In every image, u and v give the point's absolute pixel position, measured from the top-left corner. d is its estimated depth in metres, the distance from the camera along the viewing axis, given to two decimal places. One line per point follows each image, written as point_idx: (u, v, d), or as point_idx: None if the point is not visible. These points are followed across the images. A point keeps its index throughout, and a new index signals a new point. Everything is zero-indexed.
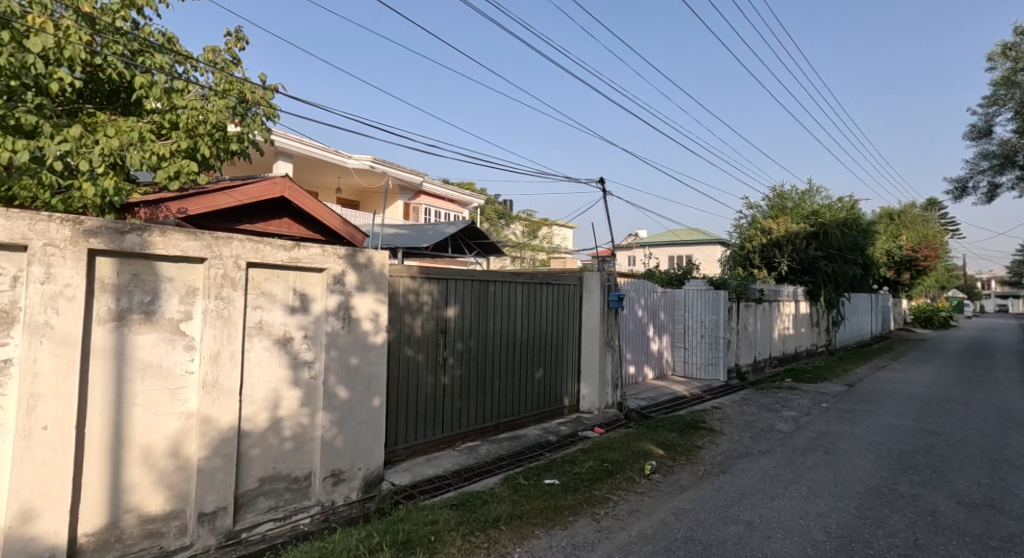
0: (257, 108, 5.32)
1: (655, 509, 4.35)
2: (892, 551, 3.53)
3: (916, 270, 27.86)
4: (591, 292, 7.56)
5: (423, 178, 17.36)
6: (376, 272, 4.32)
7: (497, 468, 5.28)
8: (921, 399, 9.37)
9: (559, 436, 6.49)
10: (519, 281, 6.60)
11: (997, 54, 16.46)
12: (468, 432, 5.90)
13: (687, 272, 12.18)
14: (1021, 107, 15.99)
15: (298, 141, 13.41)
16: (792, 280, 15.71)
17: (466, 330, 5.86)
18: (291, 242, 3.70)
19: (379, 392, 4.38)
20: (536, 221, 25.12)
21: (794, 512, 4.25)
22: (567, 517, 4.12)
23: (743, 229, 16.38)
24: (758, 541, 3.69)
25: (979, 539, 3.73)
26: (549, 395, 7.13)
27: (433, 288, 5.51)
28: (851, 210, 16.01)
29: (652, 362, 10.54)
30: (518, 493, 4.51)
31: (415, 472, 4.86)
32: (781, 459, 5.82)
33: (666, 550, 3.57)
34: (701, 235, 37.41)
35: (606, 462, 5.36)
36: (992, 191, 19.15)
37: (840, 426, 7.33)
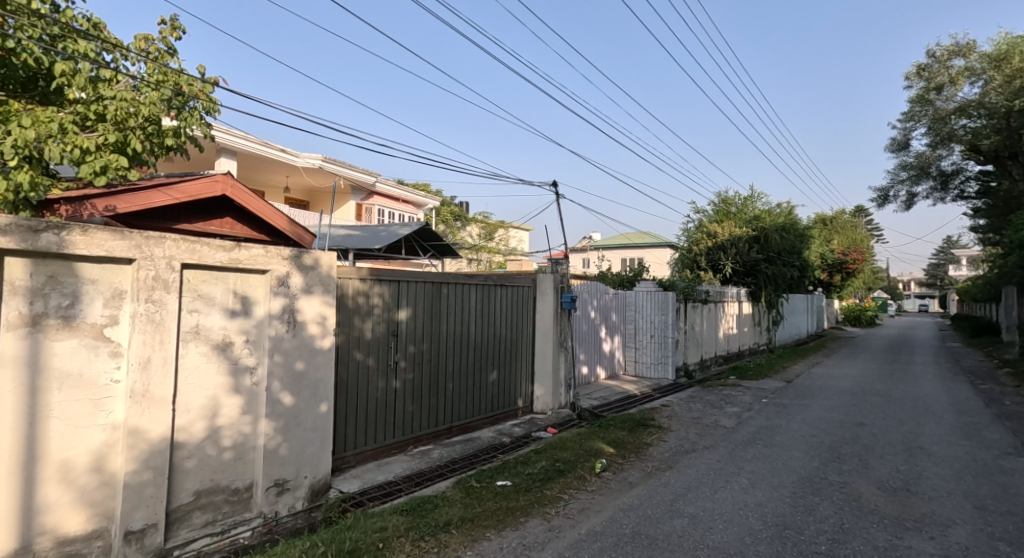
0: (194, 101, 5.05)
1: (605, 506, 4.44)
2: (821, 536, 3.75)
3: (846, 272, 29.82)
4: (545, 293, 7.66)
5: (376, 178, 17.00)
6: (323, 273, 4.20)
7: (449, 471, 5.23)
8: (850, 393, 10.02)
9: (512, 438, 6.51)
10: (473, 283, 6.59)
11: (912, 73, 17.82)
12: (420, 436, 5.82)
13: (637, 274, 12.52)
14: (934, 122, 17.42)
15: (243, 137, 12.85)
16: (736, 281, 16.45)
17: (418, 333, 5.79)
18: (230, 242, 3.54)
19: (327, 397, 4.26)
20: (492, 223, 25.14)
21: (734, 503, 4.44)
22: (518, 518, 4.14)
23: (690, 233, 17.02)
24: (701, 533, 3.83)
25: (897, 521, 4.02)
26: (503, 397, 7.14)
27: (384, 291, 5.41)
28: (788, 215, 16.98)
29: (605, 362, 10.76)
30: (471, 496, 4.49)
31: (365, 479, 4.75)
32: (724, 453, 6.06)
33: (614, 546, 3.65)
34: (652, 238, 38.56)
35: (558, 462, 5.42)
36: (910, 200, 20.77)
37: (777, 420, 7.74)
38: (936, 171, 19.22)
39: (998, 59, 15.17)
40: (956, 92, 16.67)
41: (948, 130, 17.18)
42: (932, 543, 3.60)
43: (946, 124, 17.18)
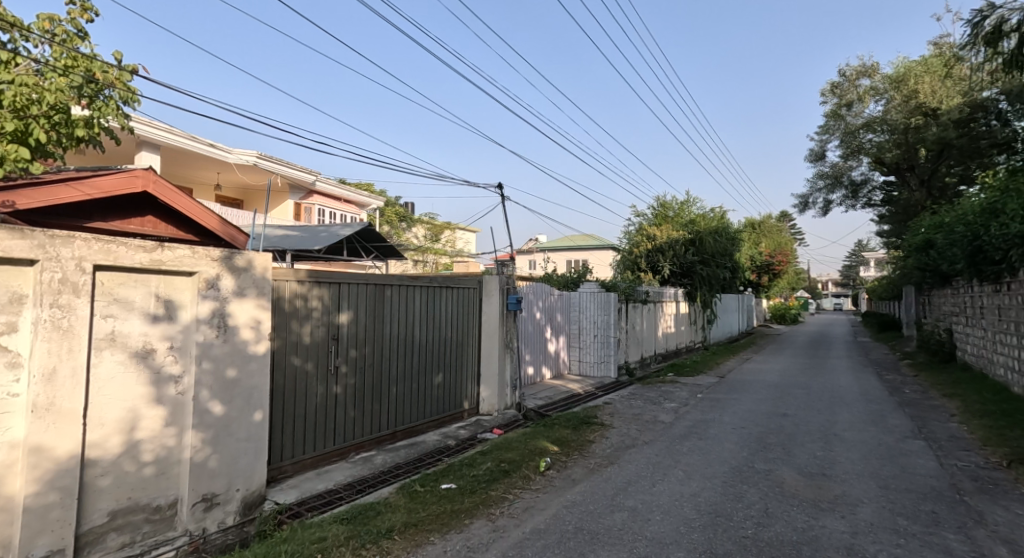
0: (110, 89, 4.70)
1: (549, 504, 4.51)
2: (748, 521, 3.98)
3: (773, 273, 31.88)
4: (490, 294, 7.69)
5: (316, 176, 16.38)
6: (256, 276, 4.03)
7: (392, 477, 5.14)
8: (776, 386, 10.71)
9: (458, 440, 6.48)
10: (417, 284, 6.51)
11: (826, 91, 19.31)
12: (362, 442, 5.67)
13: (581, 275, 12.81)
14: (846, 136, 18.97)
15: (167, 131, 12.03)
16: (674, 282, 17.17)
17: (360, 336, 5.65)
18: (152, 242, 3.32)
19: (261, 405, 4.08)
20: (438, 224, 24.89)
21: (671, 495, 4.64)
22: (463, 520, 4.12)
23: (631, 236, 17.62)
24: (640, 525, 3.98)
25: (814, 503, 4.34)
26: (448, 399, 7.09)
27: (323, 293, 5.25)
28: (721, 219, 18.00)
29: (550, 362, 10.92)
30: (415, 501, 4.43)
31: (303, 489, 4.57)
32: (662, 448, 6.31)
33: (558, 543, 3.71)
34: (596, 241, 39.54)
35: (503, 463, 5.45)
36: (826, 207, 22.51)
37: (711, 414, 8.15)
38: (848, 180, 20.94)
39: (898, 80, 16.79)
40: (863, 109, 18.23)
41: (857, 143, 18.85)
42: (843, 522, 3.92)
43: (856, 137, 18.76)
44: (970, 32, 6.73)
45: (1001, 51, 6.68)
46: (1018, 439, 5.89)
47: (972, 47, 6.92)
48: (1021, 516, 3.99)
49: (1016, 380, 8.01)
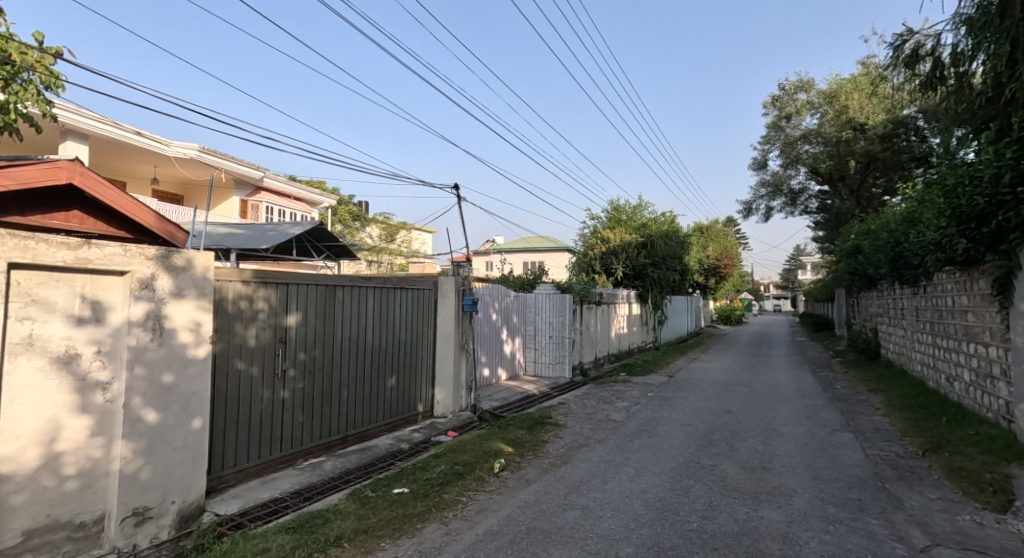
0: (28, 72, 4.39)
1: (502, 505, 4.52)
2: (693, 515, 4.13)
3: (719, 275, 33.24)
4: (446, 296, 7.64)
5: (264, 173, 15.72)
6: (196, 276, 3.84)
7: (343, 483, 5.00)
8: (722, 384, 11.17)
9: (411, 443, 6.39)
10: (371, 285, 6.39)
11: (767, 103, 20.34)
12: (311, 447, 5.50)
13: (536, 277, 12.93)
14: (785, 146, 20.02)
15: (97, 119, 11.27)
16: (627, 284, 17.59)
17: (310, 339, 5.48)
18: (77, 239, 3.11)
19: (201, 412, 3.88)
20: (393, 224, 24.49)
21: (621, 491, 4.75)
22: (415, 525, 4.07)
23: (586, 239, 17.93)
24: (591, 523, 4.05)
25: (754, 495, 4.56)
26: (402, 402, 6.98)
27: (270, 295, 5.06)
28: (671, 223, 18.64)
29: (506, 363, 10.95)
30: (365, 507, 4.34)
31: (246, 498, 4.37)
32: (613, 446, 6.45)
33: (510, 544, 3.72)
34: (552, 243, 39.97)
35: (457, 465, 5.42)
36: (767, 213, 23.70)
37: (660, 412, 8.40)
38: (787, 189, 22.10)
39: (830, 96, 17.89)
40: (801, 122, 19.32)
41: (796, 154, 19.92)
42: (780, 512, 4.13)
43: (794, 148, 19.82)
44: (894, 54, 7.27)
45: (919, 74, 7.25)
46: (933, 429, 6.40)
47: (895, 68, 7.47)
48: (934, 500, 4.34)
49: (931, 375, 8.69)
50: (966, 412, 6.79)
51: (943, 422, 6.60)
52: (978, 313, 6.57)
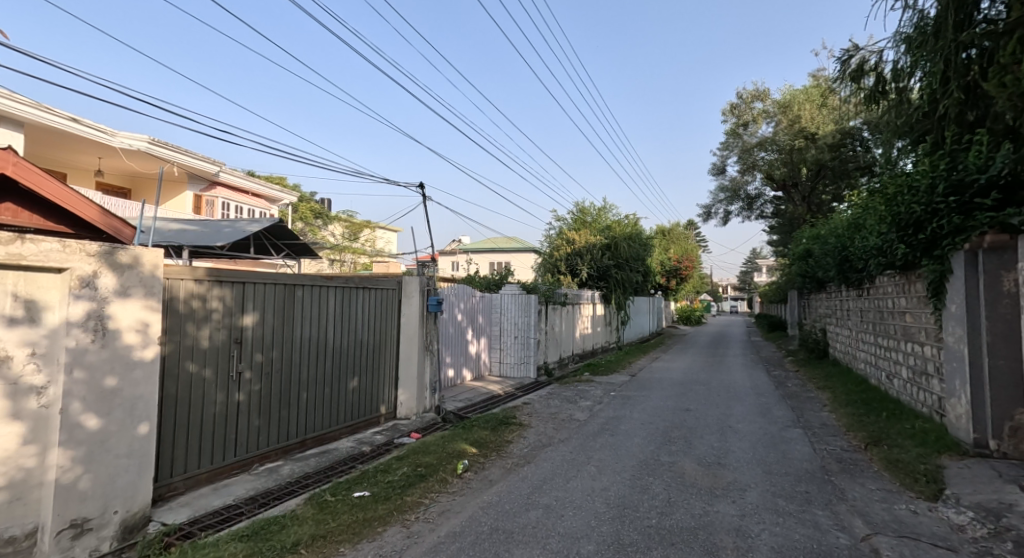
0: None
1: (465, 507, 4.50)
2: (652, 511, 4.22)
3: (680, 277, 34.11)
4: (410, 296, 7.55)
5: (220, 167, 15.10)
6: (144, 273, 3.67)
7: (300, 488, 4.87)
8: (681, 383, 11.46)
9: (373, 446, 6.28)
10: (332, 285, 6.25)
11: (726, 111, 21.02)
12: (267, 452, 5.32)
13: (502, 278, 12.94)
14: (742, 153, 20.72)
15: (34, 106, 10.60)
16: (591, 285, 17.83)
17: (267, 340, 5.32)
18: (10, 234, 2.93)
19: (147, 417, 3.70)
20: (357, 222, 24.03)
21: (583, 490, 4.81)
22: (375, 529, 4.00)
23: (552, 240, 18.06)
24: (553, 522, 4.08)
25: (710, 490, 4.69)
26: (364, 404, 6.85)
27: (224, 294, 4.88)
28: (634, 225, 19.01)
29: (471, 363, 10.90)
30: (324, 512, 4.23)
31: (196, 506, 4.20)
32: (576, 445, 6.52)
33: (472, 545, 3.71)
34: (518, 243, 40.09)
35: (420, 467, 5.35)
36: (726, 217, 24.48)
37: (622, 411, 8.55)
38: (744, 194, 22.88)
39: (784, 105, 18.66)
40: (757, 129, 20.05)
41: (752, 160, 20.62)
42: (734, 506, 4.28)
43: (751, 155, 20.53)
44: (842, 67, 7.66)
45: (864, 88, 7.66)
46: (874, 424, 6.76)
47: (843, 81, 7.86)
48: (874, 491, 4.58)
49: (873, 373, 9.17)
50: (904, 408, 7.20)
51: (884, 417, 6.98)
52: (915, 314, 6.97)
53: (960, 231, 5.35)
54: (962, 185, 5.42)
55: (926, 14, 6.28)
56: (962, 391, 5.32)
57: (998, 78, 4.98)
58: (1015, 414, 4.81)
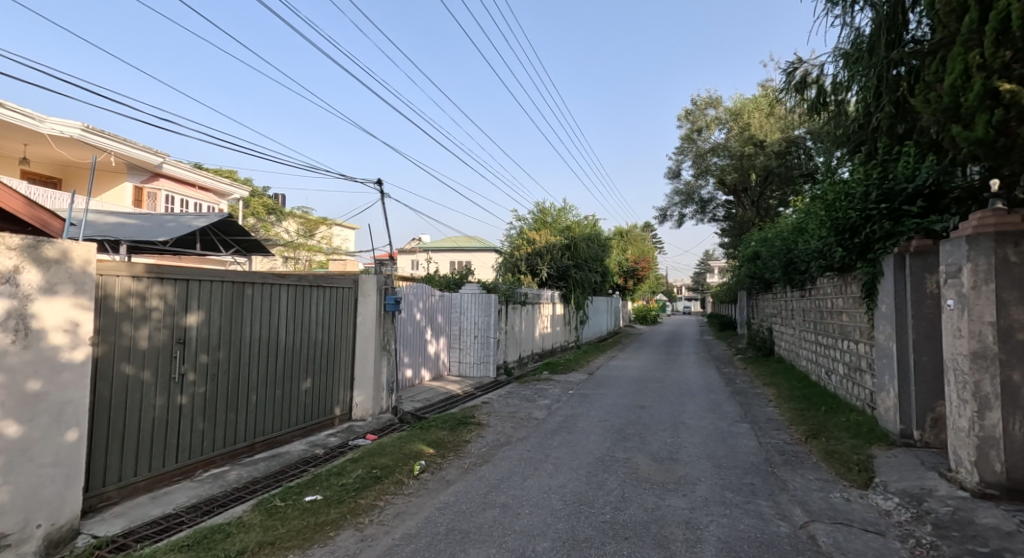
0: None
1: (421, 508, 4.45)
2: (607, 507, 4.30)
3: (637, 277, 34.93)
4: (367, 295, 7.40)
5: (164, 159, 14.32)
6: (74, 269, 3.45)
7: (248, 493, 4.68)
8: (637, 381, 11.74)
9: (326, 449, 6.11)
10: (284, 283, 6.05)
11: (681, 117, 21.69)
12: (212, 457, 5.09)
13: (462, 277, 12.90)
14: (696, 158, 21.43)
15: None
16: (551, 284, 18.01)
17: (213, 340, 5.09)
18: None
19: (76, 422, 3.47)
20: (313, 218, 23.38)
21: (540, 488, 4.84)
22: (327, 533, 3.90)
23: (512, 239, 18.15)
24: (509, 520, 4.09)
25: (662, 485, 4.82)
26: (318, 405, 6.66)
27: (166, 292, 4.63)
28: (593, 226, 19.33)
29: (430, 363, 10.80)
30: (272, 518, 4.08)
31: (132, 516, 3.97)
32: (534, 443, 6.56)
33: (428, 546, 3.67)
34: (479, 243, 40.03)
35: (375, 469, 5.26)
36: (680, 220, 25.24)
37: (579, 409, 8.67)
38: (698, 198, 23.64)
39: (735, 113, 19.45)
40: (710, 136, 20.79)
41: (705, 165, 21.36)
42: (684, 499, 4.41)
43: (704, 160, 21.27)
44: (787, 79, 8.09)
45: (807, 99, 8.09)
46: (814, 417, 7.13)
47: (788, 92, 8.30)
48: (813, 481, 4.83)
49: (814, 370, 9.67)
50: (842, 402, 7.62)
51: (823, 411, 7.37)
52: (851, 314, 7.39)
53: (891, 236, 5.74)
54: (892, 193, 5.80)
55: (861, 32, 6.72)
56: (891, 385, 5.68)
57: (924, 94, 5.36)
58: (936, 405, 5.19)
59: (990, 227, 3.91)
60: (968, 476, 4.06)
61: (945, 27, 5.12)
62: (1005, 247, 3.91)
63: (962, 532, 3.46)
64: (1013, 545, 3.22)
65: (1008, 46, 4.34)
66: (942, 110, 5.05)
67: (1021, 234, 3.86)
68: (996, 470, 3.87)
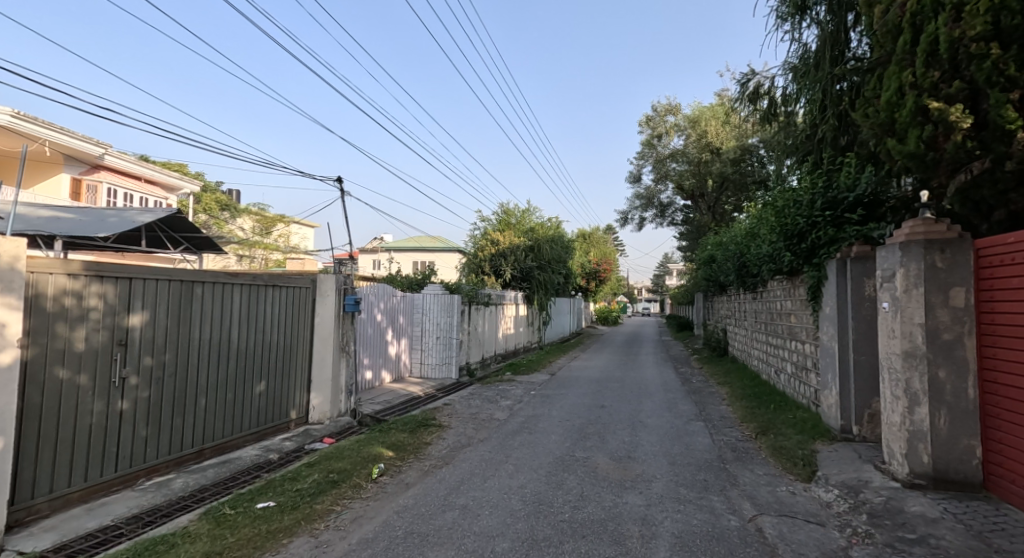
0: None
1: (379, 511, 4.38)
2: (566, 506, 4.35)
3: (599, 279, 35.47)
4: (326, 295, 7.22)
5: (106, 150, 13.53)
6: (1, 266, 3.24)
7: (195, 502, 4.48)
8: (598, 381, 11.93)
9: (281, 454, 5.92)
10: (237, 283, 5.83)
11: (642, 122, 22.17)
12: (156, 465, 4.85)
13: (425, 277, 12.76)
14: (656, 163, 21.96)
15: None
16: (514, 285, 18.06)
17: (158, 342, 4.85)
18: None
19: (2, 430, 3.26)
20: (269, 216, 22.63)
21: (500, 489, 4.85)
22: (280, 540, 3.78)
23: (476, 240, 18.09)
24: (468, 522, 4.08)
25: (620, 483, 4.92)
26: (272, 409, 6.45)
27: (107, 291, 4.39)
28: (556, 228, 19.49)
29: (390, 365, 10.65)
30: (221, 526, 3.93)
31: (65, 530, 3.74)
32: (495, 444, 6.56)
33: (386, 549, 3.62)
34: (443, 243, 39.72)
35: (332, 473, 5.14)
36: (641, 223, 25.82)
37: (540, 409, 8.74)
38: (658, 202, 24.23)
39: (693, 120, 20.06)
40: (669, 142, 21.34)
41: (664, 170, 21.94)
42: (641, 496, 4.51)
43: (664, 165, 21.82)
44: (741, 89, 8.48)
45: (760, 109, 8.43)
46: (764, 415, 7.43)
47: (742, 102, 8.69)
48: (761, 475, 5.03)
49: (764, 369, 10.08)
50: (789, 399, 7.97)
51: (772, 409, 7.69)
52: (798, 315, 7.73)
53: (834, 241, 6.05)
54: (836, 202, 6.11)
55: (808, 47, 7.07)
56: (833, 383, 5.98)
57: (864, 108, 5.68)
58: (872, 402, 5.50)
59: (920, 236, 4.21)
60: (900, 468, 4.32)
61: (882, 47, 5.45)
62: (933, 253, 4.17)
63: (894, 520, 3.68)
64: (937, 531, 3.45)
65: (937, 67, 4.69)
66: (879, 124, 5.37)
67: (947, 242, 4.16)
68: (923, 462, 4.14)
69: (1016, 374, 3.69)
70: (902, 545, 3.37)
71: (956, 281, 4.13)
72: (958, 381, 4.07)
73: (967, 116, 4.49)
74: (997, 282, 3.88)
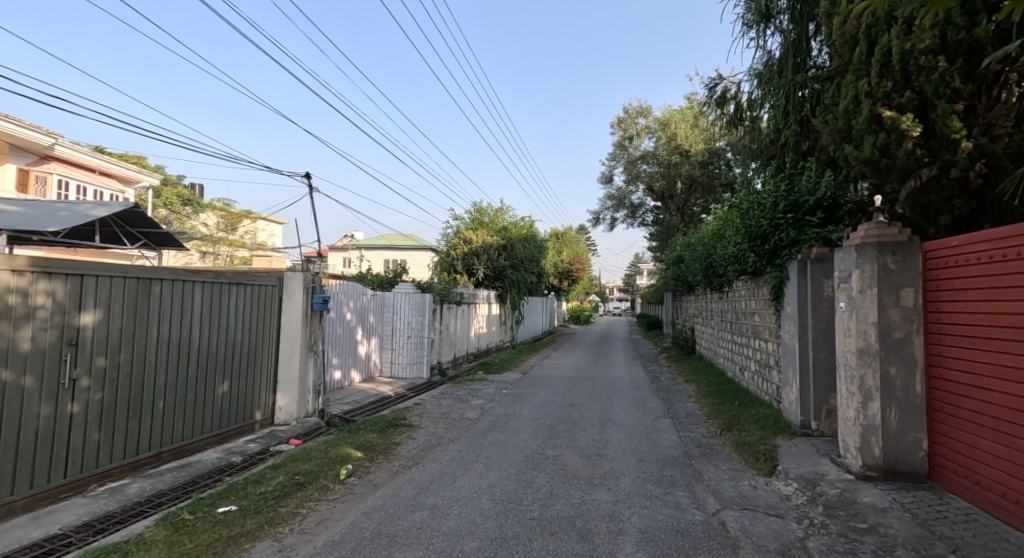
0: None
1: (346, 513, 4.30)
2: (535, 504, 4.37)
3: (571, 278, 35.72)
4: (293, 293, 7.05)
5: (57, 140, 12.88)
6: None
7: (151, 507, 4.32)
8: (569, 379, 12.02)
9: (244, 456, 5.76)
10: (199, 280, 5.64)
11: (614, 124, 22.45)
12: (110, 470, 4.65)
13: (396, 276, 12.59)
14: (628, 164, 22.25)
15: None
16: (486, 284, 18.01)
17: (112, 341, 4.65)
18: None
19: None
20: (234, 212, 21.95)
21: (470, 488, 4.83)
22: (242, 545, 3.67)
23: (449, 239, 17.97)
24: (437, 521, 4.05)
25: (588, 480, 4.96)
26: (235, 410, 6.26)
27: (55, 288, 4.19)
28: (529, 227, 19.52)
29: (360, 364, 10.48)
30: (179, 532, 3.80)
31: (7, 541, 3.55)
32: (465, 444, 6.53)
33: (352, 551, 3.57)
34: (415, 242, 39.33)
35: (298, 475, 5.02)
36: (612, 223, 26.15)
37: (512, 408, 8.75)
38: (629, 203, 24.57)
39: (664, 123, 20.42)
40: (640, 143, 21.66)
41: (635, 172, 22.27)
42: (609, 493, 4.57)
43: (635, 166, 22.13)
44: (709, 93, 8.70)
45: (727, 113, 8.64)
46: (729, 411, 7.62)
47: (711, 106, 8.90)
48: (725, 470, 5.16)
49: (730, 367, 10.34)
50: (753, 397, 8.20)
51: (736, 406, 7.88)
52: (762, 315, 7.96)
53: (795, 243, 6.25)
54: (797, 204, 6.31)
55: (772, 55, 7.28)
56: (794, 380, 6.18)
57: (824, 115, 5.89)
58: (830, 398, 5.71)
59: (874, 238, 4.39)
60: (853, 461, 4.50)
61: (841, 56, 5.67)
62: (885, 255, 4.34)
63: (847, 511, 3.83)
64: (887, 520, 3.60)
65: (890, 77, 4.91)
66: (837, 131, 5.58)
67: (898, 245, 4.34)
68: (875, 454, 4.31)
69: (959, 369, 3.89)
70: (855, 534, 3.50)
71: (907, 281, 4.31)
72: (907, 377, 4.26)
73: (917, 125, 4.73)
74: (943, 283, 4.09)
